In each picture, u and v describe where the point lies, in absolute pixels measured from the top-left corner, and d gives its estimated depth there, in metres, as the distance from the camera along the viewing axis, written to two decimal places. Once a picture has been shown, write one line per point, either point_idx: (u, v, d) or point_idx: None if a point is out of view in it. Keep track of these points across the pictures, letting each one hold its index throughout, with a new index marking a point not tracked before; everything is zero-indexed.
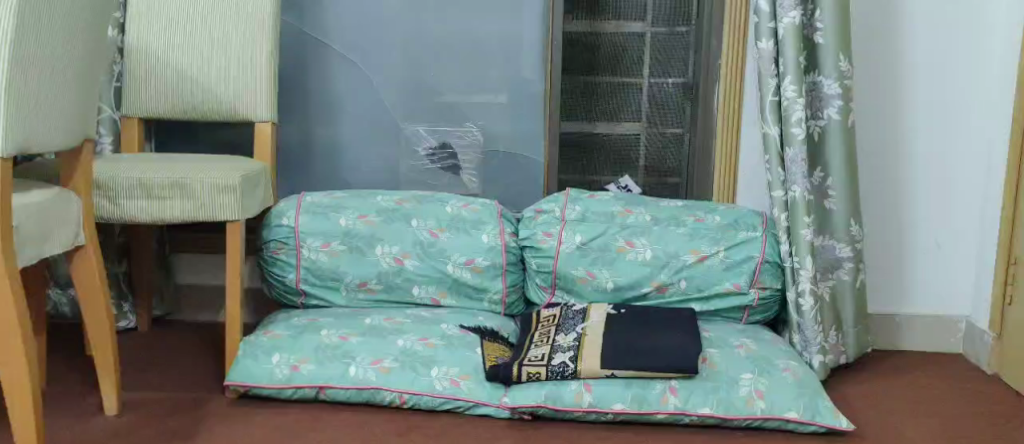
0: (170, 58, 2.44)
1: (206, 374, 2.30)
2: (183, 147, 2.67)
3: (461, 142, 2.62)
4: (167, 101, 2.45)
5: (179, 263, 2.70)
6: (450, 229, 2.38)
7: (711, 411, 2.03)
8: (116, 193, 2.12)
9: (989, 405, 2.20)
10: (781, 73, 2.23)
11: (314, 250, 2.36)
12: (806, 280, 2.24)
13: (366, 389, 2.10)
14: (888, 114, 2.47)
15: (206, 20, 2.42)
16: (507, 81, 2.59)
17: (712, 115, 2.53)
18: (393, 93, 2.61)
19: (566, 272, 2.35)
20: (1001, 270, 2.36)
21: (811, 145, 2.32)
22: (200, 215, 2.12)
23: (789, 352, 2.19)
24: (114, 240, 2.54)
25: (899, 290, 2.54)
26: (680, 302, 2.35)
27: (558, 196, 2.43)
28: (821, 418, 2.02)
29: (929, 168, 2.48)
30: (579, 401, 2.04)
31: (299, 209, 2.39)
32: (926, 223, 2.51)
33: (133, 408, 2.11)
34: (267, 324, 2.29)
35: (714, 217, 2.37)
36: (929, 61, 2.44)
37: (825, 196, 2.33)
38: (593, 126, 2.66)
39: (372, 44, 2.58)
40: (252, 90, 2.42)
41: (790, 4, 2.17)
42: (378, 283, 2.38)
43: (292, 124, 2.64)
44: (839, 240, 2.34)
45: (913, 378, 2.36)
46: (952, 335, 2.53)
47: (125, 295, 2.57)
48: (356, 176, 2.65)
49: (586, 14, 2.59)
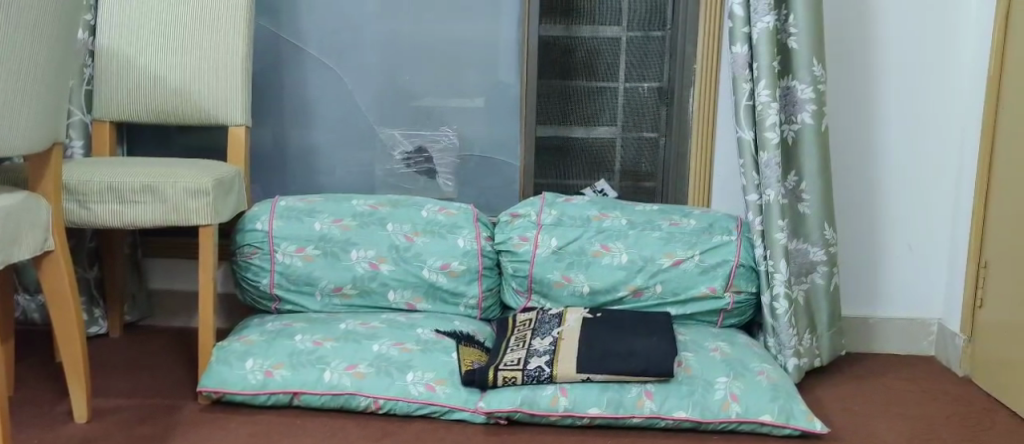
0: (141, 62, 2.41)
1: (179, 380, 2.27)
2: (156, 150, 2.64)
3: (438, 145, 2.61)
4: (138, 104, 2.42)
5: (151, 269, 2.66)
6: (426, 233, 2.37)
7: (686, 415, 2.03)
8: (86, 197, 2.09)
9: (959, 408, 2.22)
10: (755, 78, 2.23)
11: (289, 255, 2.35)
12: (780, 283, 2.25)
13: (341, 394, 2.09)
14: (860, 119, 2.49)
15: (179, 23, 2.40)
16: (484, 84, 2.58)
17: (688, 120, 2.54)
18: (368, 96, 2.59)
19: (543, 276, 2.34)
20: (972, 273, 2.38)
21: (785, 149, 2.33)
22: (172, 219, 2.10)
23: (764, 356, 2.20)
24: (86, 245, 2.50)
25: (871, 294, 2.56)
26: (656, 306, 2.35)
27: (534, 201, 2.43)
28: (796, 421, 2.02)
29: (901, 173, 2.50)
30: (554, 405, 2.04)
31: (274, 214, 2.37)
32: (898, 228, 2.53)
33: (104, 415, 2.08)
34: (240, 330, 2.27)
35: (690, 220, 2.38)
36: (901, 66, 2.46)
37: (799, 199, 2.34)
38: (568, 130, 2.64)
39: (348, 48, 2.57)
40: (226, 93, 2.40)
41: (764, 9, 2.18)
42: (353, 288, 2.36)
43: (268, 128, 2.62)
44: (813, 244, 2.35)
45: (887, 380, 2.38)
46: (924, 338, 2.56)
47: (96, 300, 2.53)
48: (330, 179, 2.63)
49: (561, 18, 2.58)
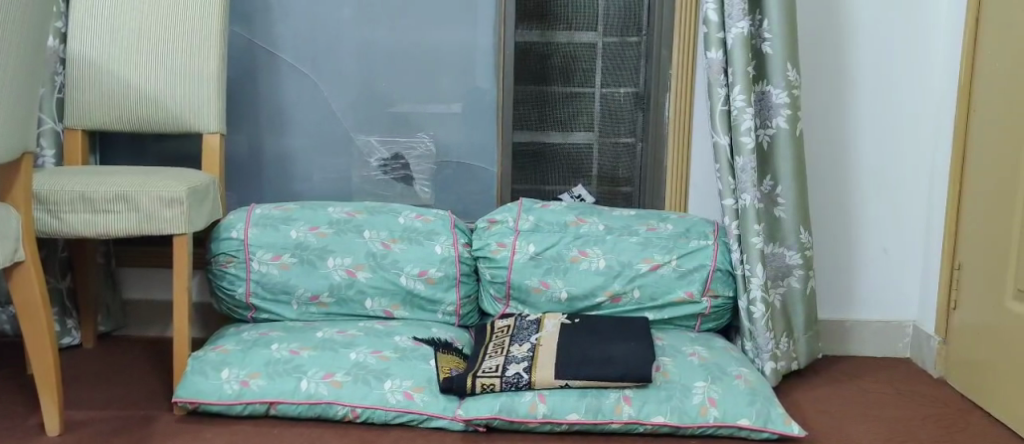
0: (114, 69, 2.38)
1: (154, 391, 2.24)
2: (129, 159, 2.61)
3: (414, 152, 2.60)
4: (111, 112, 2.39)
5: (124, 278, 2.63)
6: (403, 240, 2.36)
7: (664, 420, 2.03)
8: (57, 207, 2.07)
9: (936, 409, 2.23)
10: (730, 83, 2.24)
11: (265, 263, 2.33)
12: (757, 287, 2.26)
13: (318, 404, 2.07)
14: (835, 122, 2.51)
15: (153, 29, 2.38)
16: (461, 90, 2.58)
17: (664, 124, 2.55)
18: (344, 103, 2.58)
19: (521, 282, 2.34)
20: (946, 275, 2.41)
21: (760, 154, 2.35)
22: (146, 228, 2.08)
23: (741, 360, 2.20)
24: (58, 255, 2.47)
25: (848, 296, 2.58)
26: (634, 311, 2.35)
27: (511, 206, 2.43)
28: (774, 424, 2.03)
29: (875, 177, 2.53)
30: (533, 412, 2.03)
31: (249, 222, 2.35)
32: (873, 231, 2.55)
33: (77, 428, 2.04)
34: (215, 340, 2.24)
35: (667, 225, 2.39)
36: (875, 69, 2.48)
37: (774, 204, 2.35)
38: (545, 136, 2.64)
39: (323, 54, 2.55)
40: (200, 101, 2.38)
41: (739, 15, 2.20)
42: (330, 296, 2.35)
43: (243, 135, 2.61)
44: (789, 247, 2.37)
45: (864, 383, 2.39)
46: (900, 340, 2.58)
47: (69, 311, 2.50)
48: (307, 186, 2.62)
49: (537, 24, 2.58)
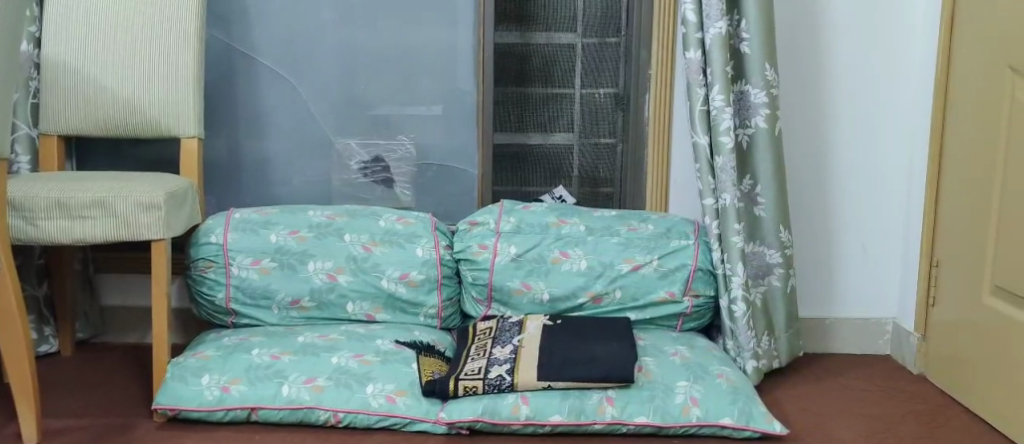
0: (88, 73, 2.36)
1: (132, 399, 2.22)
2: (105, 163, 2.59)
3: (395, 155, 2.59)
4: (86, 116, 2.37)
5: (103, 285, 2.60)
6: (384, 243, 2.35)
7: (647, 420, 2.03)
8: (32, 214, 2.04)
9: (916, 405, 2.25)
10: (709, 83, 2.24)
11: (245, 268, 2.31)
12: (737, 286, 2.27)
13: (300, 408, 2.06)
14: (813, 121, 2.52)
15: (128, 33, 2.36)
16: (442, 92, 2.57)
17: (643, 125, 2.56)
18: (324, 107, 2.57)
19: (502, 284, 2.33)
20: (924, 272, 2.42)
21: (739, 153, 2.36)
22: (123, 234, 2.06)
23: (723, 359, 2.21)
24: (34, 262, 2.44)
25: (828, 295, 2.59)
26: (616, 312, 2.35)
27: (492, 208, 2.42)
28: (756, 423, 2.04)
29: (853, 175, 2.54)
30: (516, 414, 2.02)
31: (228, 227, 2.34)
32: (852, 230, 2.57)
33: (54, 437, 2.02)
34: (195, 345, 2.23)
35: (648, 225, 2.39)
36: (852, 70, 2.50)
37: (754, 203, 2.37)
38: (525, 137, 2.63)
39: (302, 57, 2.54)
40: (177, 106, 2.36)
41: (717, 15, 2.20)
42: (311, 300, 2.33)
43: (221, 139, 2.59)
44: (769, 246, 2.38)
45: (845, 381, 2.40)
46: (880, 337, 2.59)
47: (46, 319, 2.47)
48: (286, 190, 2.60)
49: (516, 25, 2.58)
